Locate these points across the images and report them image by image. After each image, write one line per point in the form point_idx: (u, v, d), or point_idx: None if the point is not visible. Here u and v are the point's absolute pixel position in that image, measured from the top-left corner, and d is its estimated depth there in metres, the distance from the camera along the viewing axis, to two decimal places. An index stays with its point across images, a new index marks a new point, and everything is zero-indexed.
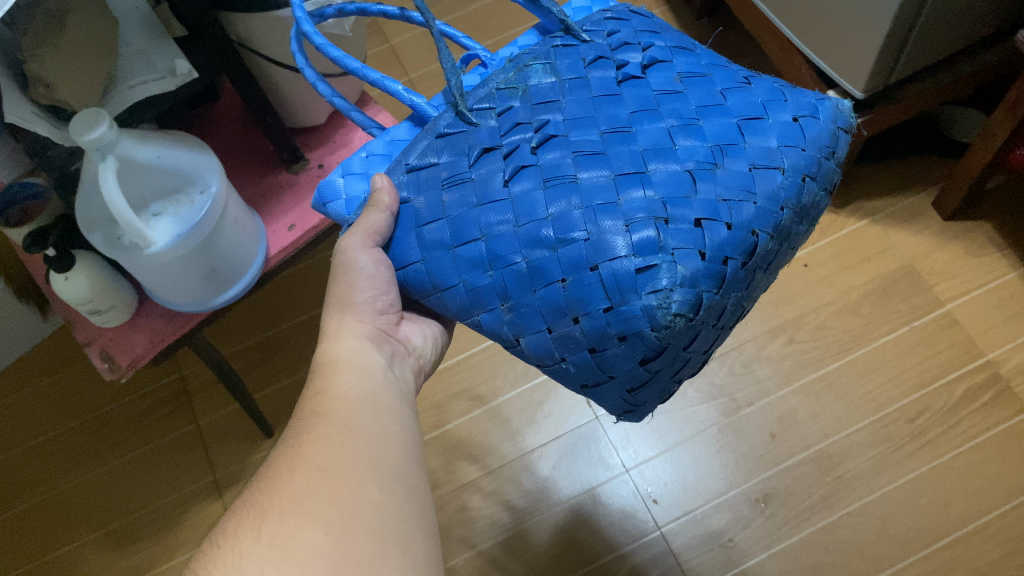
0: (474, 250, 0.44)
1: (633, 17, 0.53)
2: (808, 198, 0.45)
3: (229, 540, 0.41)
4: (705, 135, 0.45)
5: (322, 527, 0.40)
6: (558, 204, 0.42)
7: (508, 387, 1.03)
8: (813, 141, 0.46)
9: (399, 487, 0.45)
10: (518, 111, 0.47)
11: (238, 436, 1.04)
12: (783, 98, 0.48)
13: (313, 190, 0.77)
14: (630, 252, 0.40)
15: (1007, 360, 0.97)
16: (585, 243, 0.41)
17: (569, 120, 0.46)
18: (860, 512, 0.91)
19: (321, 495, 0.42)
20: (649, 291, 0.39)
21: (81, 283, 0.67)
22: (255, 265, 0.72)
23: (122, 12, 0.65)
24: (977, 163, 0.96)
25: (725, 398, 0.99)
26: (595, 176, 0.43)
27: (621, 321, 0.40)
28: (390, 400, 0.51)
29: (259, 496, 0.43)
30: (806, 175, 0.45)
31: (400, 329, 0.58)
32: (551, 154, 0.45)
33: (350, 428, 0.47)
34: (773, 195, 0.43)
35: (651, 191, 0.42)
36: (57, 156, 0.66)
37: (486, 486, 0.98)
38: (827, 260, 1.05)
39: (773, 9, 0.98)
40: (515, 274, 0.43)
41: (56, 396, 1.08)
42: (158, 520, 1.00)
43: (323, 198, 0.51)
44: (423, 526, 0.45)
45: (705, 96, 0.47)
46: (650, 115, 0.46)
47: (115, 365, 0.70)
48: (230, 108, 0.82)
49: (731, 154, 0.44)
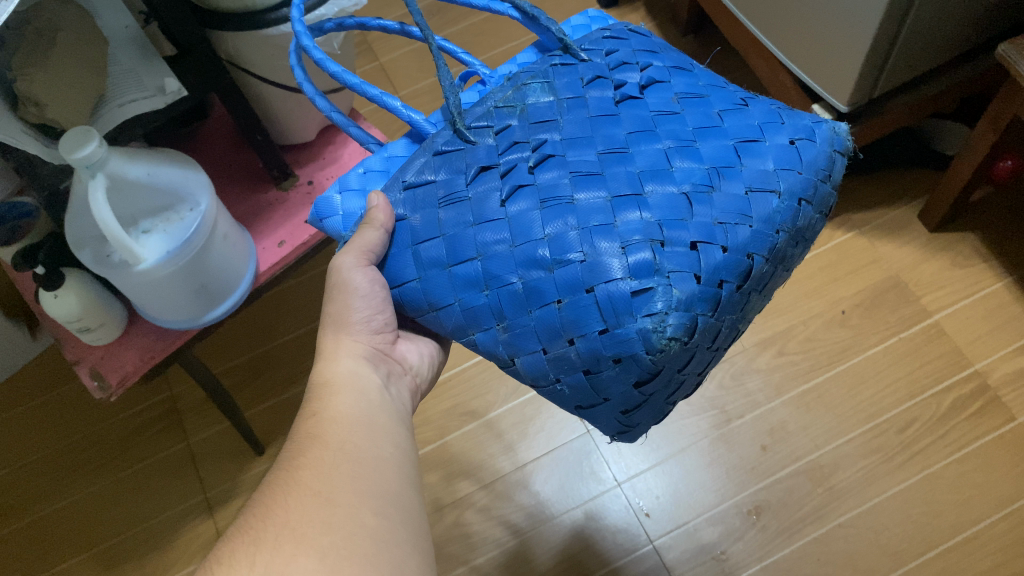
0: (470, 270, 0.44)
1: (631, 36, 0.54)
2: (803, 222, 0.46)
3: (222, 566, 0.40)
4: (702, 157, 0.45)
5: (317, 551, 0.40)
6: (554, 224, 0.43)
7: (500, 402, 1.03)
8: (810, 164, 0.46)
9: (394, 512, 0.45)
10: (515, 129, 0.47)
11: (230, 455, 1.03)
12: (780, 121, 0.48)
13: (303, 207, 0.77)
14: (626, 274, 0.41)
15: (995, 369, 0.97)
16: (581, 264, 0.41)
17: (566, 140, 0.46)
18: (853, 523, 0.92)
19: (317, 521, 0.42)
20: (645, 314, 0.40)
21: (70, 301, 0.66)
22: (245, 281, 0.72)
23: (112, 31, 0.66)
24: (960, 175, 0.97)
25: (716, 411, 0.99)
26: (593, 197, 0.43)
27: (616, 343, 0.40)
28: (386, 420, 0.52)
29: (254, 522, 0.43)
30: (800, 200, 0.45)
31: (396, 348, 0.58)
32: (549, 173, 0.45)
33: (346, 451, 0.47)
34: (769, 218, 0.44)
35: (648, 213, 0.42)
36: (48, 173, 0.65)
37: (477, 502, 0.97)
38: (815, 273, 1.06)
39: (758, 25, 0.99)
40: (511, 294, 0.43)
41: (44, 417, 1.08)
42: (149, 540, 0.99)
43: (319, 214, 0.51)
44: (418, 550, 0.45)
45: (703, 118, 0.48)
46: (647, 136, 0.46)
47: (105, 385, 0.70)
48: (220, 126, 0.82)
49: (727, 177, 0.45)
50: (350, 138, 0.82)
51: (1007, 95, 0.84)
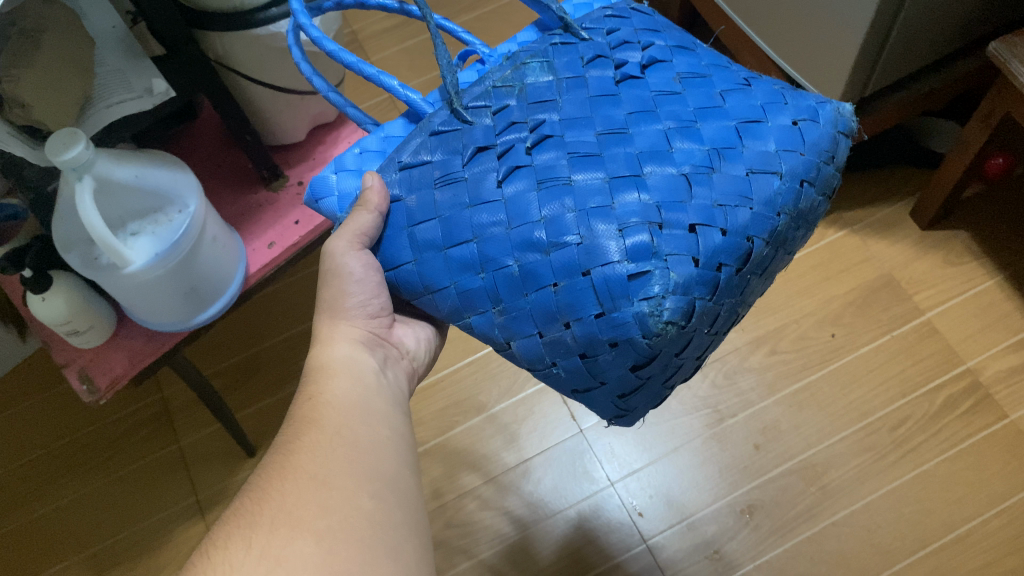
0: (465, 252, 0.44)
1: (634, 15, 0.53)
2: (806, 203, 0.45)
3: (218, 551, 0.40)
4: (703, 138, 0.45)
5: (316, 532, 0.40)
6: (551, 206, 0.42)
7: (493, 402, 1.02)
8: (814, 144, 0.45)
9: (390, 494, 0.45)
10: (513, 110, 0.47)
11: (221, 456, 1.03)
12: (784, 100, 0.48)
13: (293, 208, 0.76)
14: (623, 257, 0.40)
15: (987, 367, 0.98)
16: (578, 247, 0.41)
17: (565, 120, 0.46)
18: (846, 521, 0.92)
19: (313, 504, 0.42)
20: (642, 298, 0.39)
21: (58, 304, 0.66)
22: (235, 282, 0.72)
23: (99, 31, 0.65)
24: (951, 173, 0.97)
25: (709, 410, 0.99)
26: (590, 178, 0.43)
27: (612, 327, 0.40)
28: (383, 404, 0.51)
29: (249, 505, 0.43)
30: (804, 181, 0.44)
31: (394, 333, 0.58)
32: (546, 154, 0.45)
33: (342, 434, 0.47)
34: (770, 200, 0.43)
35: (646, 195, 0.42)
36: (34, 175, 0.64)
37: (471, 503, 0.97)
38: (807, 272, 1.06)
39: (750, 23, 0.99)
40: (507, 277, 0.43)
41: (34, 419, 1.07)
42: (141, 542, 0.99)
43: (316, 194, 0.51)
44: (414, 533, 0.44)
45: (704, 98, 0.47)
46: (647, 117, 0.46)
47: (94, 387, 0.69)
48: (209, 126, 0.81)
49: (728, 158, 0.44)
50: (339, 138, 0.81)
51: (998, 93, 0.85)
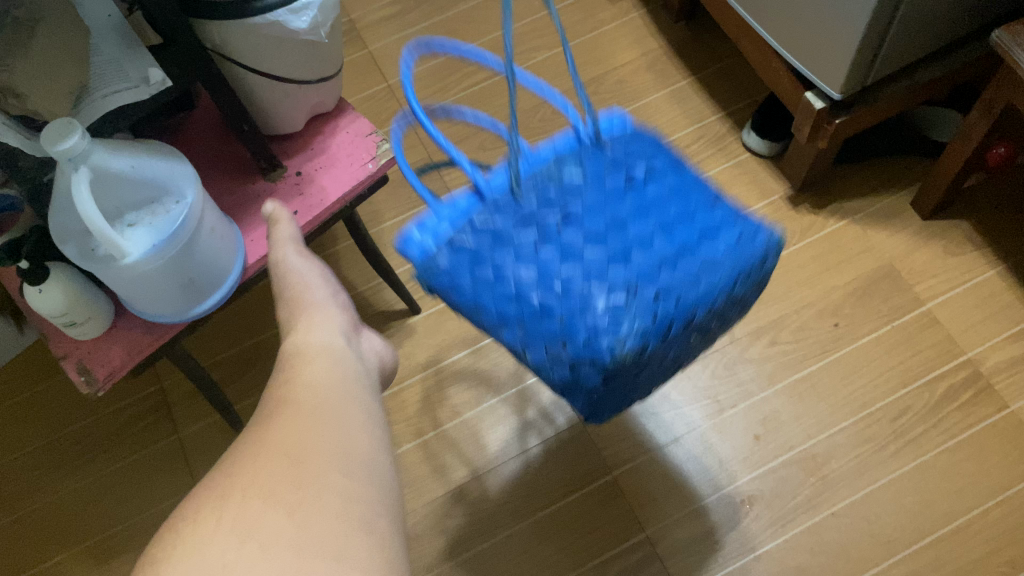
0: (484, 277, 0.48)
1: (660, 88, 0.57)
2: (744, 293, 0.46)
3: (185, 523, 0.38)
4: (677, 216, 0.48)
5: (284, 508, 0.38)
6: (542, 258, 0.47)
7: (493, 393, 1.02)
8: (748, 255, 0.46)
9: (368, 471, 0.43)
10: (542, 174, 0.52)
11: (220, 448, 1.03)
12: (739, 213, 0.49)
13: (291, 199, 0.76)
14: (605, 309, 0.43)
15: (988, 358, 0.97)
16: (559, 293, 0.45)
17: (567, 188, 0.50)
18: (846, 512, 0.92)
19: (285, 478, 0.40)
20: (606, 334, 0.42)
21: (55, 296, 0.66)
22: (234, 273, 0.71)
23: (95, 21, 0.64)
24: (953, 163, 0.97)
25: (709, 401, 0.99)
26: (577, 241, 0.47)
27: (576, 350, 0.43)
28: (360, 388, 0.49)
29: (218, 476, 0.41)
30: (743, 276, 0.46)
31: (359, 338, 0.58)
32: (551, 215, 0.49)
33: (319, 410, 0.45)
34: (717, 279, 0.45)
35: (626, 262, 0.46)
36: (29, 165, 0.64)
37: (471, 494, 0.97)
38: (807, 262, 1.06)
39: (751, 11, 0.98)
40: (504, 301, 0.47)
41: (32, 410, 1.07)
42: (140, 533, 0.99)
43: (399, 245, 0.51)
44: (391, 514, 0.42)
45: (684, 181, 0.50)
46: (637, 189, 0.50)
47: (92, 378, 0.69)
48: (206, 116, 0.81)
49: (698, 241, 0.46)
50: (338, 127, 0.80)
51: (1001, 82, 0.84)
